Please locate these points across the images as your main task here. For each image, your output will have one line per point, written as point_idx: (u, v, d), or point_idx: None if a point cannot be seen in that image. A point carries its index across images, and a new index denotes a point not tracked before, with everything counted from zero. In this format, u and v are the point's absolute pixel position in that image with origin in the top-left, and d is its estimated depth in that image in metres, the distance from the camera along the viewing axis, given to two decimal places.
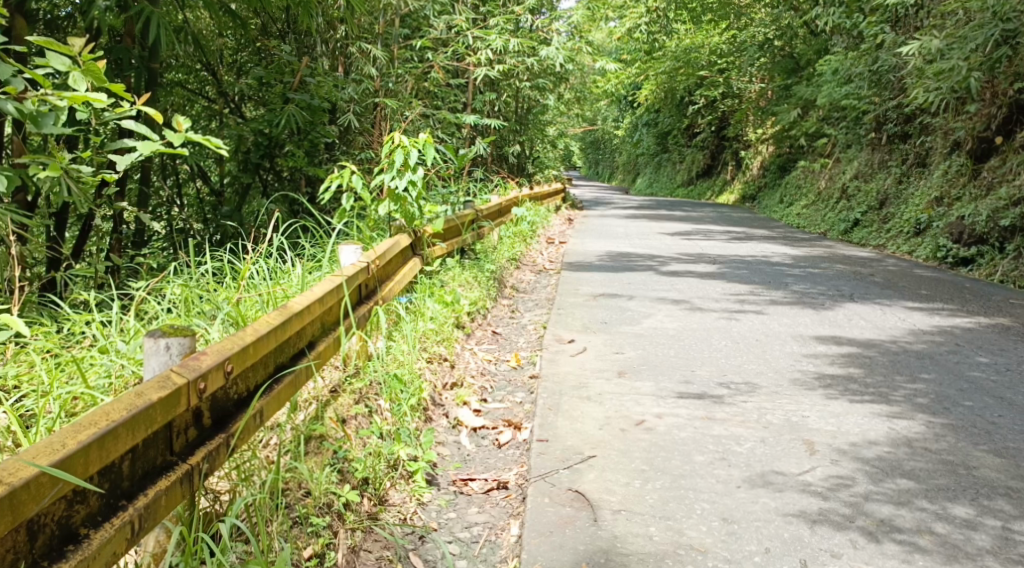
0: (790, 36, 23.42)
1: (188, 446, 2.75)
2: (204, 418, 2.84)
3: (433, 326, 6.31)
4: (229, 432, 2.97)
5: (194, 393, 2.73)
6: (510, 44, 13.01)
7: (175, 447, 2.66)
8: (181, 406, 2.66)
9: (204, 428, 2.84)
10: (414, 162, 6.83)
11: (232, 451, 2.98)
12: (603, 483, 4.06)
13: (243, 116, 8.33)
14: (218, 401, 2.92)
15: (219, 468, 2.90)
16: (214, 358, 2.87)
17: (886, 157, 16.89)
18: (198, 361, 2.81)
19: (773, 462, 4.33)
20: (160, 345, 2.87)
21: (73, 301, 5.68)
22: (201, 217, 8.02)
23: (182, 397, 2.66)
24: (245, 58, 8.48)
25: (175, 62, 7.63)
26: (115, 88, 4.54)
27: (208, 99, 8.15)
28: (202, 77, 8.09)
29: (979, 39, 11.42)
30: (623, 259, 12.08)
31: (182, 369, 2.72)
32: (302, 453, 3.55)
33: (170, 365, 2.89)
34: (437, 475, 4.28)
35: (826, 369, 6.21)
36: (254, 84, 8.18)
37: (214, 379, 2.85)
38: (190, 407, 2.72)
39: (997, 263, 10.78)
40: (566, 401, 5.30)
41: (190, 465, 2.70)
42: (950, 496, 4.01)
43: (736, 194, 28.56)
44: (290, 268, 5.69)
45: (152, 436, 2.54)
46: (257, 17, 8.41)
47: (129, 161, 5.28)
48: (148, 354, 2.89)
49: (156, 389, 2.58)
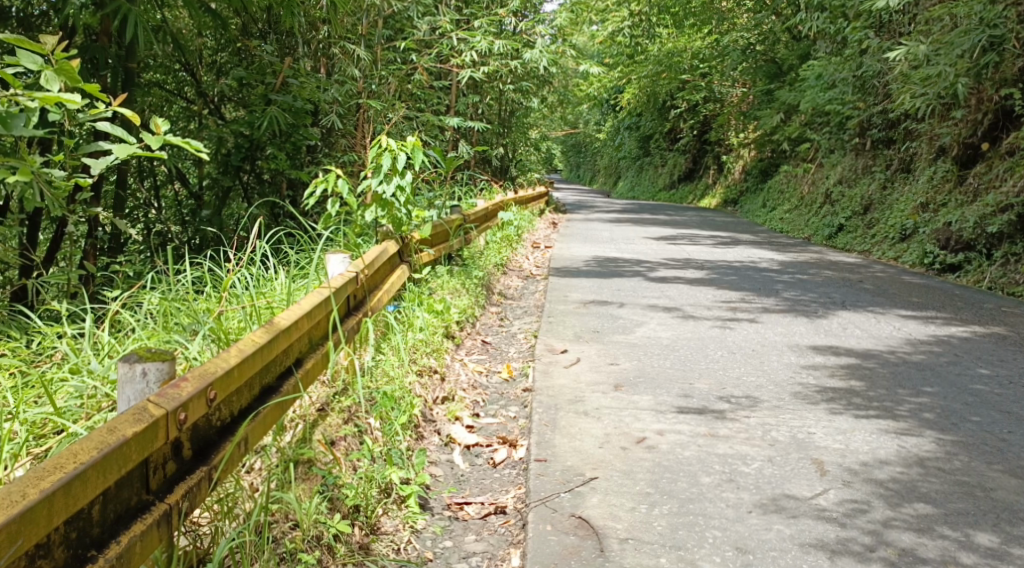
0: (773, 41, 23.31)
1: (166, 482, 2.51)
2: (183, 450, 2.59)
3: (423, 336, 6.10)
4: (211, 463, 2.72)
5: (174, 425, 2.49)
6: (495, 46, 12.81)
7: (151, 484, 2.42)
8: (160, 440, 2.43)
9: (184, 460, 2.60)
10: (402, 166, 6.64)
11: (213, 485, 2.73)
12: (608, 508, 3.85)
13: (223, 118, 8.08)
14: (198, 430, 2.67)
15: (200, 505, 2.66)
16: (195, 384, 2.62)
17: (871, 162, 16.76)
18: (178, 389, 2.56)
19: (783, 484, 4.13)
20: (136, 371, 2.61)
21: (45, 310, 5.43)
22: (179, 221, 7.80)
23: (161, 430, 2.42)
24: (225, 59, 8.19)
25: (154, 61, 7.35)
26: (90, 87, 4.30)
27: (186, 100, 7.83)
28: (181, 77, 7.79)
29: (966, 45, 11.36)
30: (611, 265, 11.88)
31: (159, 400, 2.48)
32: (290, 482, 3.32)
33: (147, 393, 2.63)
34: (431, 499, 4.05)
35: (827, 382, 6.00)
36: (234, 85, 7.95)
37: (195, 409, 2.60)
38: (168, 440, 2.48)
39: (984, 269, 10.66)
40: (563, 417, 5.08)
41: (168, 505, 2.46)
42: (971, 521, 3.83)
43: (718, 198, 28.42)
44: (274, 276, 5.45)
45: (125, 477, 2.30)
46: (238, 18, 8.14)
47: (103, 165, 5.01)
48: (123, 382, 2.63)
49: (130, 422, 2.34)
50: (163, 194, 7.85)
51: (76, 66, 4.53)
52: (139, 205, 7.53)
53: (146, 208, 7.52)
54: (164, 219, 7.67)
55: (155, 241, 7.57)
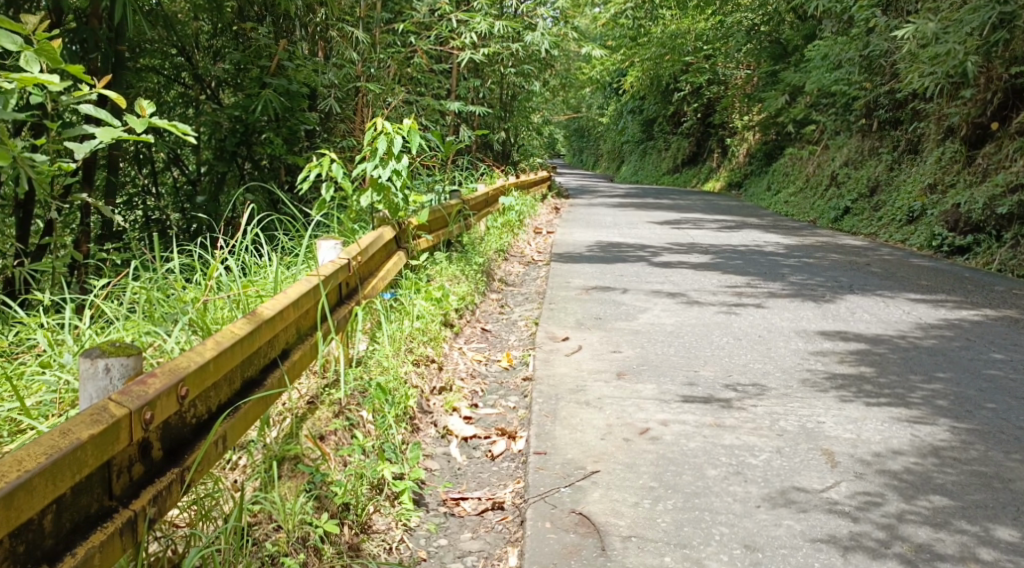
0: (777, 22, 23.02)
1: (133, 486, 2.34)
2: (153, 451, 2.43)
3: (419, 325, 5.93)
4: (184, 464, 2.56)
5: (139, 426, 2.32)
6: (496, 28, 12.65)
7: (115, 489, 2.26)
8: (122, 442, 2.26)
9: (153, 462, 2.43)
10: (397, 149, 6.47)
11: (187, 487, 2.56)
12: (610, 504, 3.68)
13: (220, 104, 7.89)
14: (170, 429, 2.50)
15: (172, 509, 2.49)
16: (163, 381, 2.45)
17: (877, 144, 16.54)
18: (145, 387, 2.39)
19: (793, 476, 3.97)
20: (98, 367, 2.44)
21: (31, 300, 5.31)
22: (176, 208, 7.62)
23: (122, 431, 2.26)
24: (222, 43, 7.92)
25: (150, 46, 7.11)
26: (72, 68, 4.12)
27: (184, 85, 7.65)
28: (178, 62, 7.54)
29: (976, 22, 10.99)
30: (614, 249, 11.71)
31: (123, 398, 2.31)
32: (273, 481, 3.15)
33: (110, 390, 2.46)
34: (425, 495, 3.90)
35: (835, 368, 5.83)
36: (230, 69, 7.79)
37: (164, 407, 2.43)
38: (133, 442, 2.31)
39: (994, 251, 10.46)
40: (564, 407, 4.91)
41: (133, 511, 2.30)
42: (990, 514, 3.66)
43: (722, 181, 28.23)
44: (266, 263, 5.32)
45: (83, 483, 2.14)
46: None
47: (87, 148, 4.82)
48: (84, 379, 2.46)
49: (87, 423, 2.17)
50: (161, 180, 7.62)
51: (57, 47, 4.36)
52: (138, 192, 7.32)
53: (145, 195, 7.37)
54: (162, 207, 7.45)
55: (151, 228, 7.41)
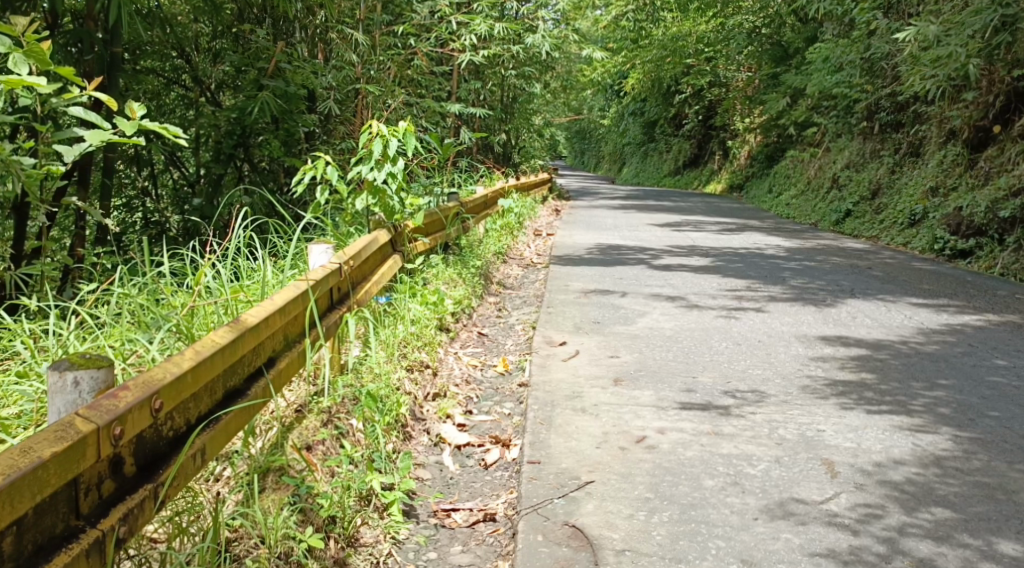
0: (778, 24, 22.92)
1: (102, 504, 2.27)
2: (124, 466, 2.35)
3: (414, 329, 5.85)
4: (158, 479, 2.48)
5: (108, 442, 2.25)
6: (496, 30, 12.59)
7: (81, 508, 2.18)
8: (89, 458, 2.18)
9: (125, 478, 2.36)
10: (393, 152, 6.38)
11: (161, 503, 2.49)
12: (604, 516, 3.60)
13: (220, 105, 7.83)
14: (143, 443, 2.43)
15: (144, 527, 2.42)
16: (136, 394, 2.38)
17: (879, 146, 16.46)
18: (116, 400, 2.32)
19: (792, 487, 3.88)
20: (67, 381, 2.37)
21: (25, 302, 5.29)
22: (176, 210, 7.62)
23: (89, 448, 2.18)
24: (222, 45, 7.84)
25: (149, 48, 7.13)
26: (61, 71, 4.02)
27: (184, 87, 7.62)
28: (177, 64, 7.55)
29: (978, 25, 10.93)
30: (613, 252, 11.62)
31: (91, 413, 2.24)
32: (255, 495, 3.07)
33: (79, 404, 2.39)
34: (416, 506, 3.82)
35: (836, 374, 5.74)
36: (230, 70, 7.71)
37: (135, 421, 2.36)
38: (102, 458, 2.24)
39: (996, 255, 10.36)
40: (559, 414, 4.82)
41: (101, 530, 2.22)
42: (993, 527, 3.57)
43: (723, 183, 28.13)
44: (260, 265, 5.21)
45: (46, 503, 2.06)
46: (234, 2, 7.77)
47: (77, 152, 4.72)
48: (53, 392, 2.39)
49: (51, 440, 2.10)
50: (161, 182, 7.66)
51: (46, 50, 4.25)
52: (136, 194, 7.43)
53: (143, 198, 7.44)
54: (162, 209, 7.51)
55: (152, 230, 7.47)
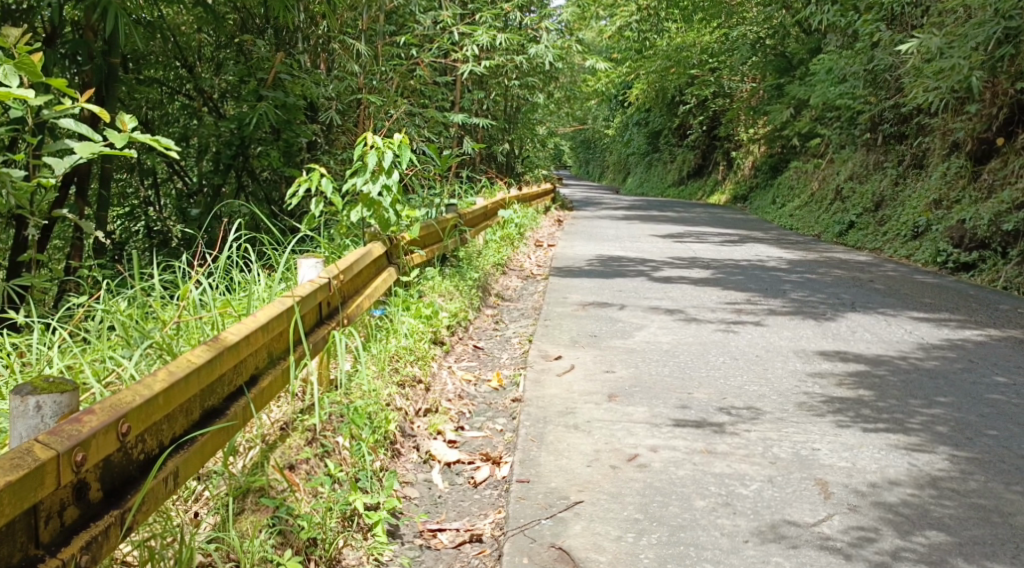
0: (782, 35, 22.85)
1: (64, 532, 2.26)
2: (89, 492, 2.35)
3: (407, 344, 5.79)
4: (125, 504, 2.47)
5: (68, 469, 2.24)
6: (498, 40, 12.50)
7: (41, 537, 2.17)
8: (48, 486, 2.17)
9: (89, 504, 2.35)
10: (388, 164, 6.34)
11: (128, 530, 2.48)
12: (591, 538, 3.55)
13: (224, 116, 7.63)
14: (109, 469, 2.42)
15: (110, 554, 2.41)
16: (101, 419, 2.37)
17: (882, 158, 16.38)
18: (79, 426, 2.31)
19: (784, 508, 3.82)
20: (28, 406, 2.37)
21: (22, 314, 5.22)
22: (179, 218, 7.53)
23: (48, 475, 2.17)
24: (227, 55, 7.77)
25: (150, 57, 7.17)
26: (52, 83, 3.93)
27: (188, 97, 7.49)
28: (179, 73, 7.43)
29: (980, 37, 10.88)
30: (614, 264, 11.55)
31: (51, 439, 2.23)
32: (230, 519, 3.05)
33: (42, 429, 2.39)
34: (402, 526, 3.78)
35: (833, 391, 5.67)
36: (232, 81, 7.53)
37: (99, 446, 2.35)
38: (62, 486, 2.23)
39: (999, 268, 10.27)
40: (551, 431, 4.76)
41: (61, 559, 2.21)
42: (988, 551, 3.51)
43: (727, 194, 28.05)
44: (255, 278, 5.09)
45: (3, 532, 2.05)
46: (236, 12, 7.78)
47: (67, 164, 4.62)
48: (15, 416, 2.39)
49: (10, 466, 2.09)
50: (165, 192, 7.62)
51: (38, 61, 4.16)
52: (138, 204, 7.38)
53: (145, 208, 7.37)
54: (164, 218, 7.37)
55: (154, 241, 7.34)
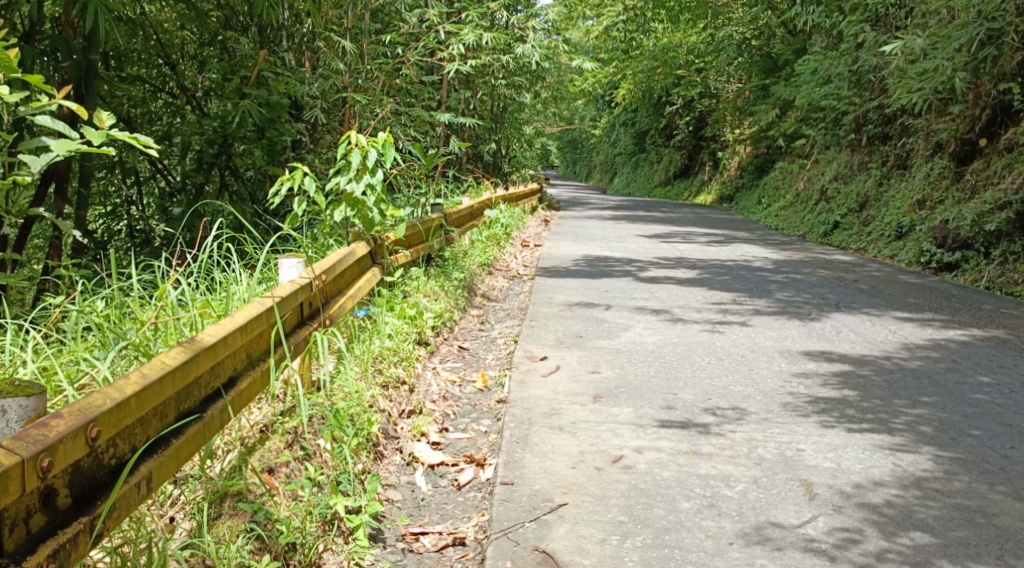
0: (768, 36, 22.90)
1: (30, 540, 2.22)
2: (56, 499, 2.31)
3: (390, 345, 5.73)
4: (95, 511, 2.44)
5: (33, 475, 2.19)
6: (484, 39, 12.45)
7: (6, 545, 2.13)
8: (13, 493, 2.12)
9: (56, 512, 2.31)
10: (371, 163, 6.26)
11: (97, 537, 2.44)
12: (576, 540, 3.52)
13: (207, 113, 7.60)
14: (77, 475, 2.38)
15: (79, 561, 2.38)
16: (69, 423, 2.33)
17: (867, 158, 16.41)
18: (46, 430, 2.27)
19: (769, 510, 3.80)
20: None
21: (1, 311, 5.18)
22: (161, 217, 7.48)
23: (13, 482, 2.12)
24: (210, 52, 7.68)
25: (135, 55, 7.12)
26: (28, 79, 3.80)
27: (170, 94, 7.45)
28: (162, 71, 7.37)
29: (964, 38, 10.96)
30: (600, 264, 11.52)
31: (16, 444, 2.19)
32: (205, 525, 3.02)
33: (6, 434, 2.34)
34: (385, 529, 3.75)
35: (818, 391, 5.65)
36: (215, 78, 7.44)
37: (67, 451, 2.31)
38: (28, 492, 2.18)
39: (982, 268, 10.31)
40: (535, 433, 4.72)
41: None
42: (972, 553, 3.50)
43: (714, 194, 28.08)
44: (236, 277, 5.04)
45: None
46: (218, 9, 7.69)
47: (44, 162, 4.52)
48: None
49: None
50: (147, 190, 7.56)
51: (13, 55, 4.05)
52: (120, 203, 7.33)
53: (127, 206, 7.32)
54: (146, 217, 7.34)
55: (136, 239, 7.31)
